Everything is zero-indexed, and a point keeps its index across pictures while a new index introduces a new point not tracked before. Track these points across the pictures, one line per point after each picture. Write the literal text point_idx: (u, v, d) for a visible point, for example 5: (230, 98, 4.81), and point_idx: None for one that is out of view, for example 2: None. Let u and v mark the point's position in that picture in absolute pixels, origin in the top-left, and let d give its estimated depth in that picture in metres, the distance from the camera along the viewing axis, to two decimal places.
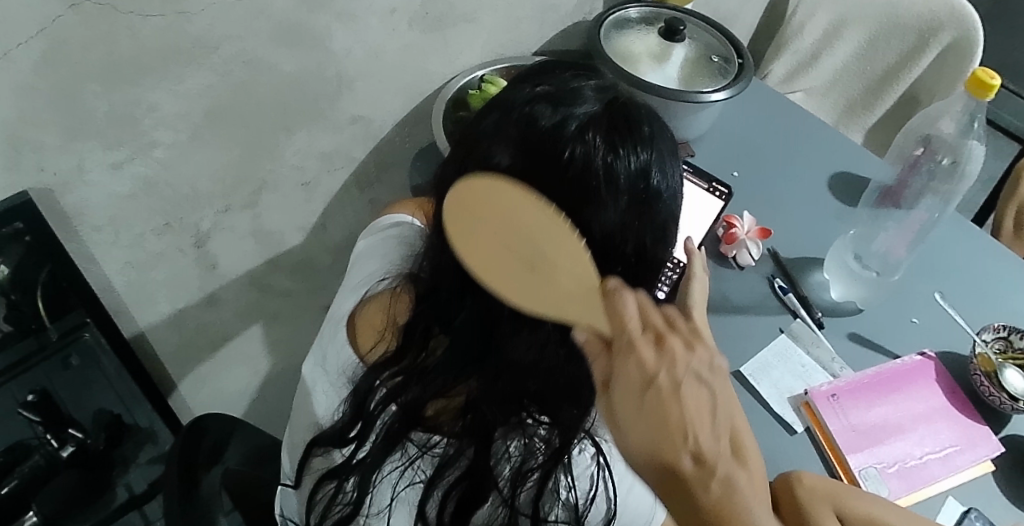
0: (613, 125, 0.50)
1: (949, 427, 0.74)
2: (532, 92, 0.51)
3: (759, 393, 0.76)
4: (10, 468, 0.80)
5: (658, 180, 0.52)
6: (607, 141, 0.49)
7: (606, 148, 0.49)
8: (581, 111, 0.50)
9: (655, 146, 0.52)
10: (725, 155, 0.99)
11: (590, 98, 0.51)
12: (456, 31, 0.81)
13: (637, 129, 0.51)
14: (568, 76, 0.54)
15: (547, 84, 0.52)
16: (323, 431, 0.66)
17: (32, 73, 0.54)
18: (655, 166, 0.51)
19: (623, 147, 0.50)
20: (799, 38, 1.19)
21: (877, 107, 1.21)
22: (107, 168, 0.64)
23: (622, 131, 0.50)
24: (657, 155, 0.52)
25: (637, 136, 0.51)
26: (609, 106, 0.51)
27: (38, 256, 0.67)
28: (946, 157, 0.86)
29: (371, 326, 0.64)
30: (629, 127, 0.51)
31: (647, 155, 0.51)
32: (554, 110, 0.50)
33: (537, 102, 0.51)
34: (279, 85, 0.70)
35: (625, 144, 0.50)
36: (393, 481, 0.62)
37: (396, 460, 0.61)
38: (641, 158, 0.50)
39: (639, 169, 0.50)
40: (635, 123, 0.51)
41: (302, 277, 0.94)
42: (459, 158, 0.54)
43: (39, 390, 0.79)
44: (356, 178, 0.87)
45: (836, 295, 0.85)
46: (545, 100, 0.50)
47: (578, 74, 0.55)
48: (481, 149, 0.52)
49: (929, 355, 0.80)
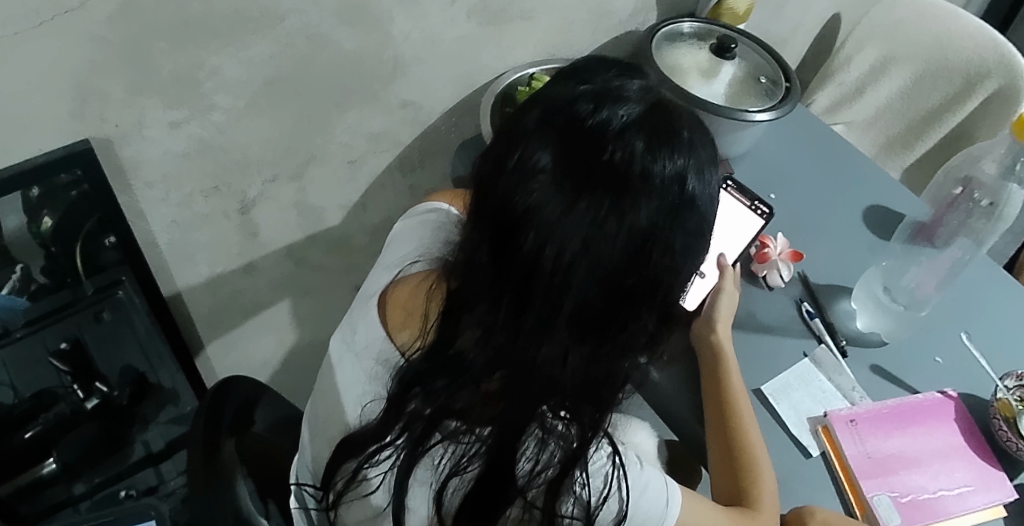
0: (654, 129, 0.50)
1: (966, 467, 0.74)
2: (575, 91, 0.52)
3: (777, 413, 0.76)
4: (37, 413, 0.87)
5: (693, 186, 0.52)
6: (647, 143, 0.49)
7: (646, 151, 0.49)
8: (624, 111, 0.50)
9: (692, 152, 0.52)
10: (764, 177, 1.00)
11: (632, 100, 0.51)
12: (512, 27, 0.83)
13: (677, 135, 0.51)
14: (611, 76, 0.54)
15: (590, 84, 0.53)
16: (353, 434, 0.62)
17: (106, 25, 0.56)
18: (690, 174, 0.51)
19: (661, 151, 0.50)
20: (845, 70, 1.23)
21: (916, 148, 1.20)
22: (166, 126, 0.66)
23: (661, 136, 0.50)
24: (694, 162, 0.52)
25: (675, 142, 0.51)
26: (651, 109, 0.51)
27: (88, 206, 0.69)
28: (986, 198, 0.86)
29: (401, 307, 0.63)
30: (667, 133, 0.51)
31: (683, 161, 0.51)
32: (598, 109, 0.50)
33: (581, 101, 0.51)
34: (339, 63, 0.72)
35: (664, 150, 0.50)
36: (422, 478, 0.59)
37: (428, 462, 0.59)
38: (679, 164, 0.50)
39: (675, 174, 0.50)
40: (674, 129, 0.51)
41: (338, 255, 0.96)
42: (499, 150, 0.53)
43: (72, 339, 0.84)
44: (401, 162, 0.89)
45: (861, 325, 0.85)
46: (590, 99, 0.51)
47: (622, 74, 0.55)
48: (522, 145, 0.51)
49: (950, 394, 0.79)
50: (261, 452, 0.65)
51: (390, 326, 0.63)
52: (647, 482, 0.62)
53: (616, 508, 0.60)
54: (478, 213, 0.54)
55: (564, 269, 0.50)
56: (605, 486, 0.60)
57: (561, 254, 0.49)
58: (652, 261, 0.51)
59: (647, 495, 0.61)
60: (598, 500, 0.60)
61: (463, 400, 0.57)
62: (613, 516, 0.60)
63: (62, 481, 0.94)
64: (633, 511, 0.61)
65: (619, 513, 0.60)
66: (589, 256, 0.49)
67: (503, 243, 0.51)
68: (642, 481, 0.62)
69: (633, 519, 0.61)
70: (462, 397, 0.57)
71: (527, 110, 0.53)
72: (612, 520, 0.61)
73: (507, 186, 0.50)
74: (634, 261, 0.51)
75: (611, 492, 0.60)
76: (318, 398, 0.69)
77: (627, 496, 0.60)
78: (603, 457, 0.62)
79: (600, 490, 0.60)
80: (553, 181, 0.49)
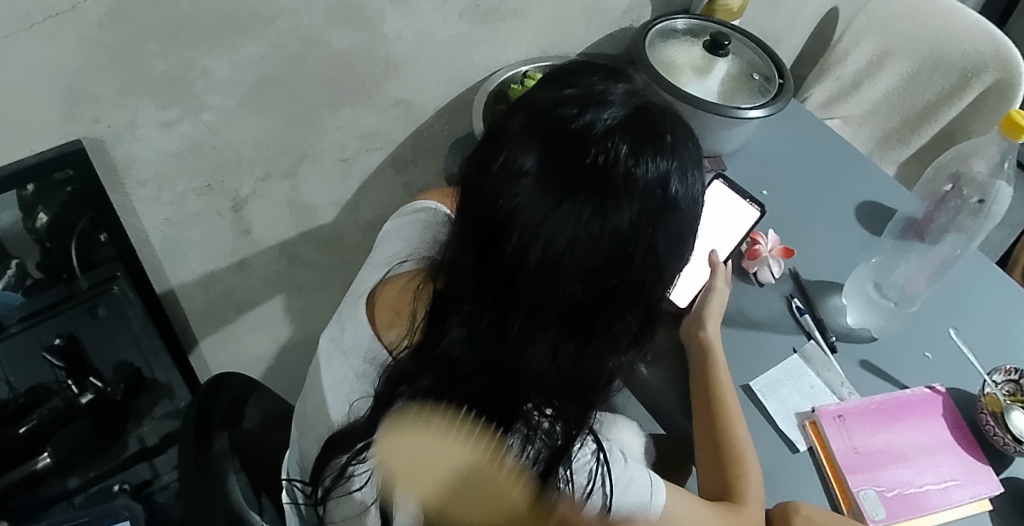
0: (638, 133, 0.51)
1: (952, 461, 0.75)
2: (560, 94, 0.52)
3: (765, 409, 0.77)
4: (32, 408, 0.88)
5: (677, 189, 0.52)
6: (632, 147, 0.50)
7: (630, 155, 0.50)
8: (608, 115, 0.50)
9: (676, 155, 0.52)
10: (757, 174, 1.00)
11: (617, 103, 0.52)
12: (505, 24, 0.83)
13: (661, 139, 0.52)
14: (597, 79, 0.54)
15: (576, 88, 0.53)
16: (340, 432, 0.63)
17: (96, 28, 0.56)
18: (673, 177, 0.52)
19: (645, 155, 0.50)
20: (842, 65, 1.23)
21: (912, 142, 1.21)
22: (158, 126, 0.66)
23: (644, 139, 0.51)
24: (678, 165, 0.52)
25: (659, 146, 0.51)
26: (636, 113, 0.51)
27: (81, 204, 0.69)
28: (975, 195, 0.87)
29: (390, 307, 0.63)
30: (651, 136, 0.51)
31: (667, 164, 0.51)
32: (582, 113, 0.50)
33: (566, 104, 0.51)
34: (331, 62, 0.72)
35: (647, 153, 0.50)
36: None
37: None
38: (662, 167, 0.51)
39: (658, 178, 0.51)
40: (658, 133, 0.52)
41: (332, 251, 0.96)
42: (484, 153, 0.53)
43: (66, 335, 0.84)
44: (394, 159, 0.89)
45: (851, 321, 0.86)
46: (575, 102, 0.51)
47: (607, 78, 0.55)
48: (507, 148, 0.51)
49: (938, 390, 0.80)
50: (252, 448, 0.66)
51: (379, 325, 0.63)
52: (631, 478, 0.63)
53: (599, 502, 0.62)
54: (464, 215, 0.54)
55: (549, 269, 0.50)
56: (588, 481, 0.62)
57: (545, 255, 0.50)
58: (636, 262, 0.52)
59: (632, 490, 0.62)
60: (582, 495, 0.61)
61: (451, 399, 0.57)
62: (597, 510, 0.62)
63: (56, 476, 0.95)
64: (617, 506, 0.62)
65: (603, 508, 0.62)
66: (571, 256, 0.50)
67: (490, 245, 0.52)
68: (627, 476, 0.63)
69: (617, 514, 0.62)
70: (449, 396, 0.57)
71: (513, 113, 0.53)
72: (596, 514, 0.62)
73: (492, 188, 0.51)
74: (618, 263, 0.51)
75: (595, 487, 0.62)
76: (307, 395, 0.69)
77: (610, 491, 0.62)
78: (588, 454, 0.63)
79: (584, 485, 0.62)
80: (538, 183, 0.49)
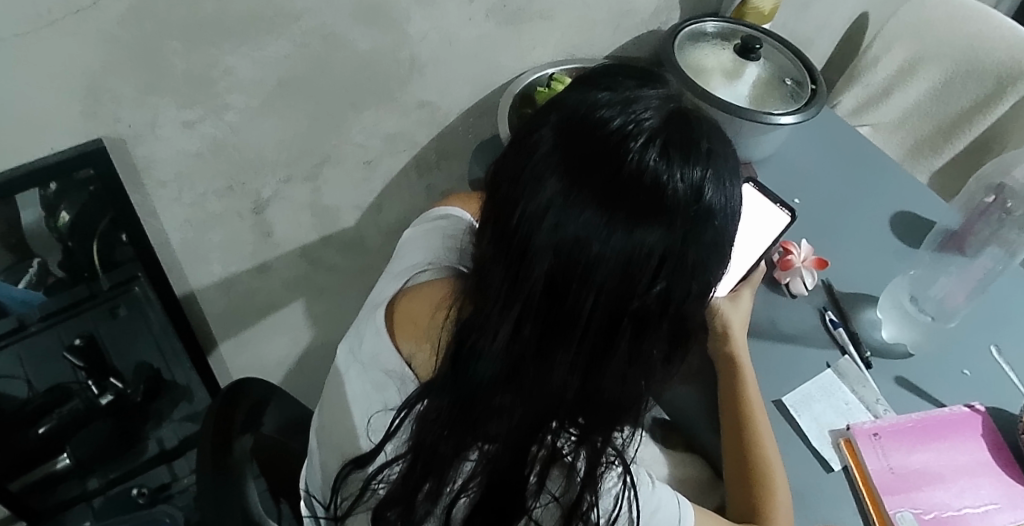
0: (674, 139, 0.47)
1: (993, 483, 0.71)
2: (595, 97, 0.49)
3: (798, 425, 0.74)
4: (51, 409, 0.88)
5: (711, 196, 0.48)
6: (666, 153, 0.46)
7: (662, 161, 0.46)
8: (647, 118, 0.47)
9: (711, 163, 0.48)
10: (790, 182, 0.97)
11: (653, 107, 0.48)
12: (532, 26, 0.82)
13: (696, 145, 0.48)
14: (632, 84, 0.51)
15: (610, 91, 0.49)
16: (365, 454, 0.61)
17: (117, 24, 0.55)
18: (709, 185, 0.48)
19: (680, 163, 0.46)
20: (872, 72, 1.20)
21: (945, 150, 1.17)
22: (179, 126, 0.65)
23: (680, 146, 0.47)
24: (713, 172, 0.48)
25: (693, 153, 0.47)
26: (671, 118, 0.48)
27: (102, 203, 0.68)
28: (1019, 208, 0.81)
29: (409, 319, 0.61)
30: (687, 144, 0.47)
31: (701, 172, 0.47)
32: (618, 115, 0.47)
33: (601, 107, 0.48)
34: (355, 62, 0.71)
35: (683, 161, 0.46)
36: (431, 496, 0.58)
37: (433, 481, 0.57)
38: (697, 177, 0.47)
39: (692, 188, 0.47)
40: (694, 139, 0.48)
41: (353, 255, 0.95)
42: (512, 163, 0.50)
43: (86, 335, 0.83)
44: (416, 162, 0.88)
45: (886, 335, 0.83)
46: (609, 105, 0.48)
47: (643, 83, 0.51)
48: (536, 160, 0.48)
49: (978, 408, 0.76)
50: (269, 454, 0.64)
51: (396, 335, 0.61)
52: (660, 503, 0.60)
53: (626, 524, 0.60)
54: (492, 225, 0.52)
55: (576, 289, 0.48)
56: (614, 507, 0.59)
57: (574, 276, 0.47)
58: (660, 279, 0.48)
59: (658, 517, 0.60)
60: (607, 521, 0.59)
61: (470, 418, 0.54)
62: None
63: (75, 477, 0.96)
64: None
65: None
66: (596, 278, 0.47)
67: (516, 264, 0.49)
68: (654, 502, 0.60)
69: None
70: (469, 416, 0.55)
71: (543, 116, 0.50)
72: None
73: (520, 206, 0.48)
74: (644, 283, 0.48)
75: (620, 513, 0.59)
76: (324, 408, 0.66)
77: (637, 517, 0.59)
78: (615, 477, 0.60)
79: (610, 510, 0.59)
80: (564, 191, 0.46)
